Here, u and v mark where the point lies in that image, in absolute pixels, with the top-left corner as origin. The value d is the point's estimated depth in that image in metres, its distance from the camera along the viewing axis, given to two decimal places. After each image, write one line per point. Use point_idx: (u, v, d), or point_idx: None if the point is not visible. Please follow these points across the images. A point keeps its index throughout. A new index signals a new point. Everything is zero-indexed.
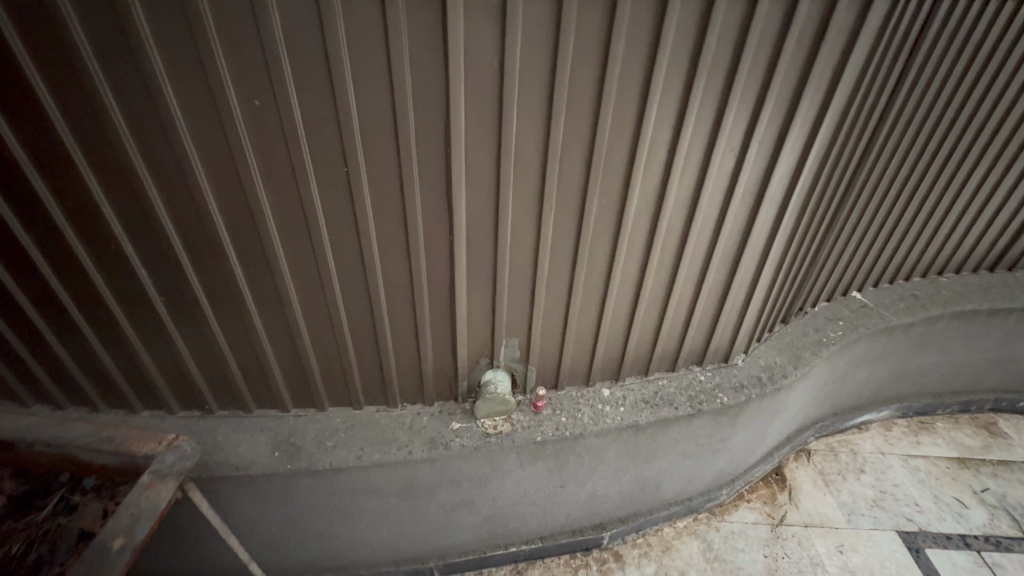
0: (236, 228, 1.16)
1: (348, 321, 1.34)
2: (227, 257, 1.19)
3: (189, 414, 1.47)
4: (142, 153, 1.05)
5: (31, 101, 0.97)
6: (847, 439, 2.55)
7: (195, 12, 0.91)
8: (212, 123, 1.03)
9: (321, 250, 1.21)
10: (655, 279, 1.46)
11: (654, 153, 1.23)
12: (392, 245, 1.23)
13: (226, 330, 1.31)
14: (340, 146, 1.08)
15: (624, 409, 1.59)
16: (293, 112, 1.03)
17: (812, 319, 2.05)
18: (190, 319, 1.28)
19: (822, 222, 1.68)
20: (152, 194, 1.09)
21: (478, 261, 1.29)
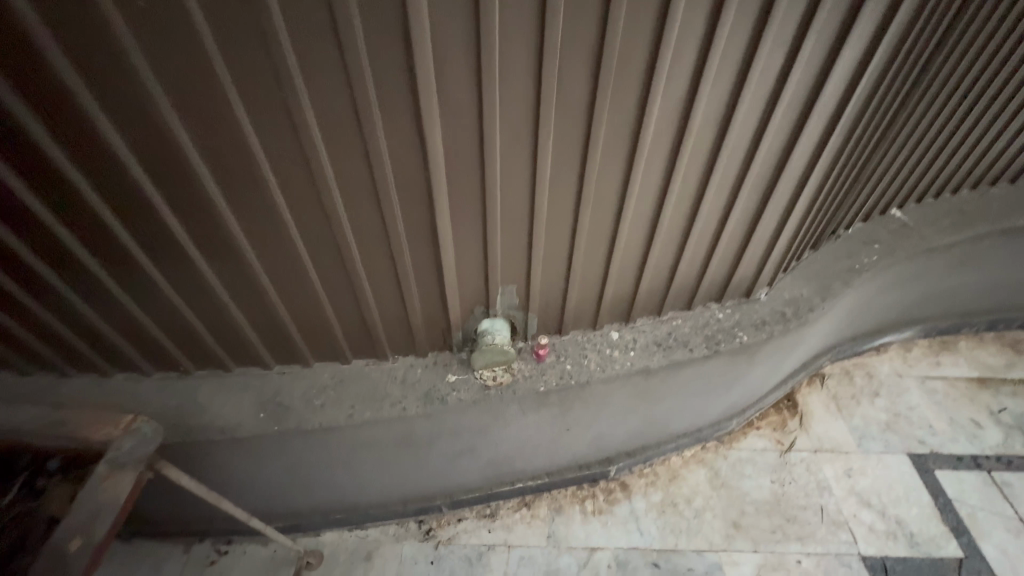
0: (162, 175, 0.95)
1: (320, 273, 1.17)
2: (154, 202, 0.98)
3: (166, 376, 1.35)
4: (26, 102, 0.82)
5: None
6: (864, 361, 2.47)
7: None
8: (79, 27, 0.75)
9: (269, 195, 1.00)
10: (674, 211, 1.25)
11: (682, 57, 0.96)
12: (356, 184, 1.02)
13: (177, 288, 1.14)
14: (269, 59, 0.82)
15: (634, 353, 1.46)
16: (192, 17, 0.76)
17: (845, 244, 1.84)
18: (130, 277, 1.10)
19: (875, 133, 1.41)
20: (39, 135, 0.87)
21: (463, 199, 1.08)
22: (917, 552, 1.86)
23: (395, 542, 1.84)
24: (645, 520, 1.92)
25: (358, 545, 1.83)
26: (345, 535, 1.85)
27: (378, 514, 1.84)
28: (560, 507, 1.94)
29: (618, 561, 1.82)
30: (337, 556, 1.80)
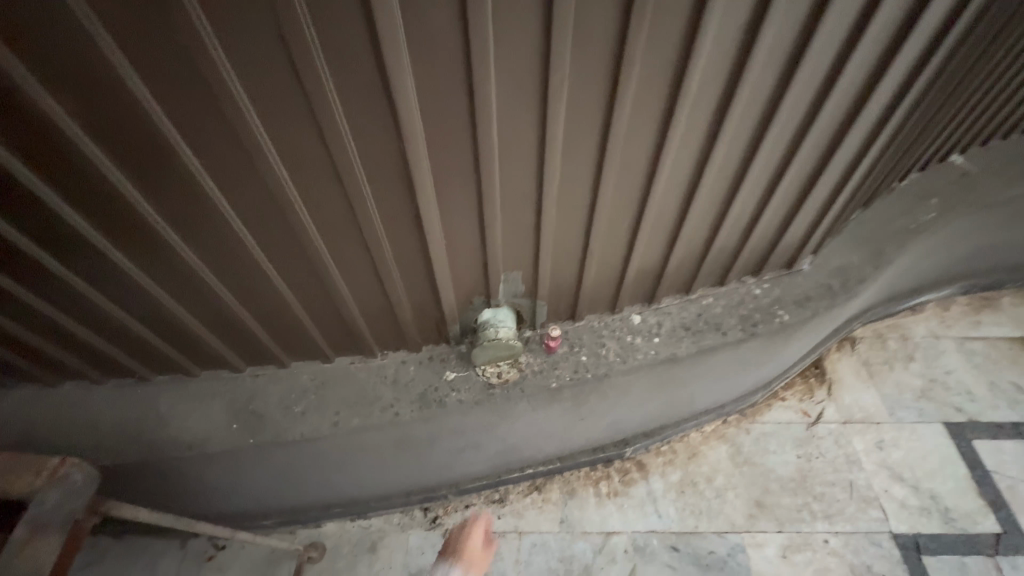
0: (45, 160, 0.74)
1: (275, 261, 0.97)
2: (27, 179, 0.76)
3: (121, 381, 1.20)
4: None
5: None
6: (898, 323, 2.28)
7: None
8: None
9: (197, 179, 0.80)
10: (716, 175, 1.02)
11: None
12: (307, 150, 0.79)
13: (95, 282, 0.94)
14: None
15: (658, 340, 1.27)
16: None
17: (898, 200, 1.60)
18: (34, 271, 0.90)
19: (964, 66, 1.14)
20: None
21: (449, 166, 0.86)
22: (952, 528, 1.76)
23: (400, 532, 1.75)
24: (663, 502, 1.82)
25: (361, 536, 1.74)
26: (347, 525, 1.76)
27: (381, 504, 1.74)
28: (573, 490, 1.84)
29: (636, 545, 1.73)
30: (340, 548, 1.72)
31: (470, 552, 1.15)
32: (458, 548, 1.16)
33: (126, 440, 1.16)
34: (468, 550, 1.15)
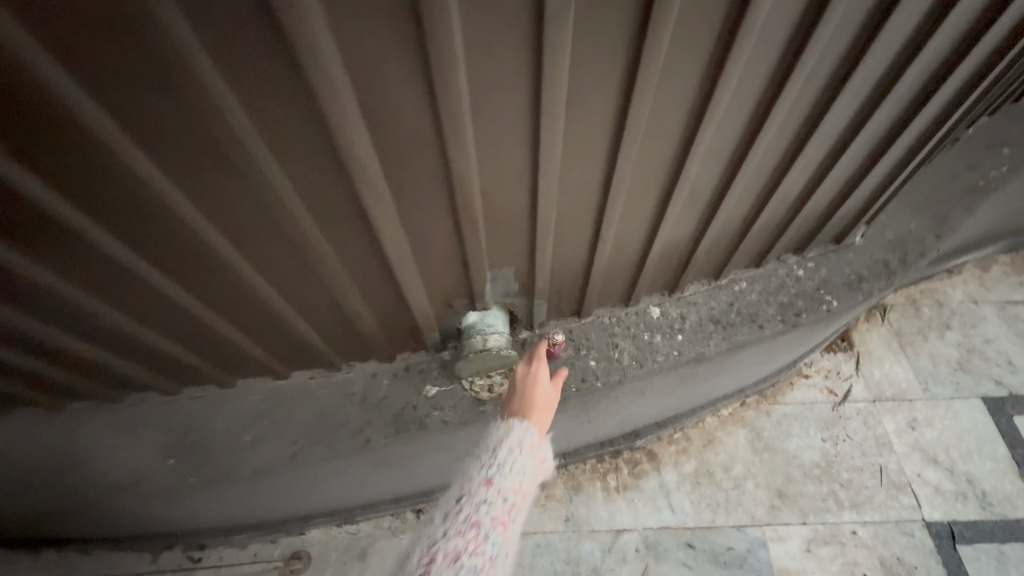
0: None
1: (173, 273, 0.70)
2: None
3: (34, 416, 0.93)
4: None
5: None
6: (932, 287, 2.07)
7: None
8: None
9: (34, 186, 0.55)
10: (769, 132, 0.77)
11: None
12: (178, 119, 0.53)
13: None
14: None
15: (681, 338, 1.05)
16: None
17: (964, 151, 1.33)
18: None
19: None
20: None
21: (398, 130, 0.60)
22: (989, 514, 1.63)
23: (391, 537, 1.61)
24: (677, 495, 1.67)
25: (349, 543, 1.59)
26: (333, 531, 1.61)
27: (369, 506, 1.59)
28: (578, 485, 1.68)
29: (648, 543, 1.59)
30: (327, 557, 1.57)
31: (540, 402, 0.88)
32: (525, 398, 0.88)
33: (46, 469, 0.99)
34: (538, 403, 0.88)
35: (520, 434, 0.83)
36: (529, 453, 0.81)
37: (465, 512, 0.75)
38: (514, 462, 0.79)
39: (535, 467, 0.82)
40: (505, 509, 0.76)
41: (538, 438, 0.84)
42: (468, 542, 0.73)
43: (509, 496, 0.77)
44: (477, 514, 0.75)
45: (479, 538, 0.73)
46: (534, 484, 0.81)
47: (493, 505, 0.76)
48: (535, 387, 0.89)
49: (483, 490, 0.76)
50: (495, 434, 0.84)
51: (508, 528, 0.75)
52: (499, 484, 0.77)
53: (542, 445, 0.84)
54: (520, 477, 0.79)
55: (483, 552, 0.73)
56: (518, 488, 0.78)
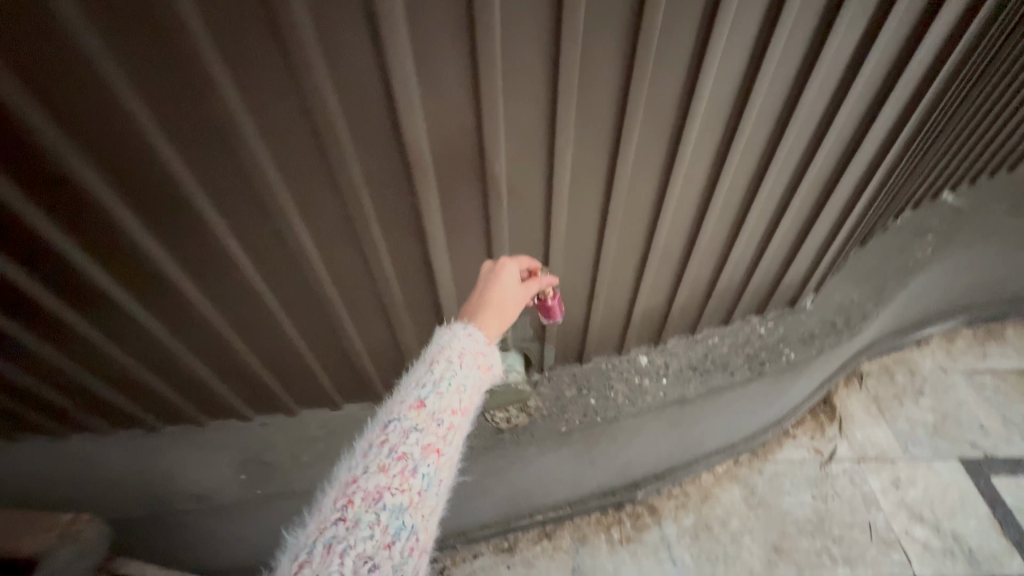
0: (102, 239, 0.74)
1: (288, 311, 0.95)
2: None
3: (129, 439, 1.15)
4: None
5: None
6: (903, 356, 2.27)
7: None
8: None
9: (231, 260, 0.83)
10: (715, 223, 1.05)
11: (733, 45, 0.74)
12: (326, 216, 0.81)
13: (58, 349, 0.88)
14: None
15: (666, 382, 1.28)
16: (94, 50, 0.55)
17: (896, 236, 1.62)
18: (28, 326, 0.83)
19: (942, 122, 1.18)
20: None
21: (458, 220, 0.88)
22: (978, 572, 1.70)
23: None
24: (677, 547, 1.76)
25: None
26: None
27: None
28: (584, 536, 1.78)
29: None
30: None
31: (497, 300, 0.77)
32: (481, 296, 0.77)
33: (128, 484, 1.18)
34: (495, 302, 0.76)
35: (467, 335, 0.70)
36: (476, 360, 0.69)
37: (391, 442, 0.60)
38: (456, 370, 0.66)
39: (482, 374, 0.69)
40: (441, 434, 0.62)
41: (486, 339, 0.72)
42: (394, 476, 0.58)
43: (448, 418, 0.63)
44: (406, 444, 0.60)
45: (408, 472, 0.59)
46: (478, 396, 0.68)
47: (426, 429, 0.62)
48: (495, 286, 0.78)
49: (415, 412, 0.62)
50: (432, 345, 0.70)
51: (444, 454, 0.62)
52: (434, 404, 0.63)
53: (490, 350, 0.72)
54: (463, 389, 0.66)
55: (414, 486, 0.58)
56: (457, 406, 0.65)
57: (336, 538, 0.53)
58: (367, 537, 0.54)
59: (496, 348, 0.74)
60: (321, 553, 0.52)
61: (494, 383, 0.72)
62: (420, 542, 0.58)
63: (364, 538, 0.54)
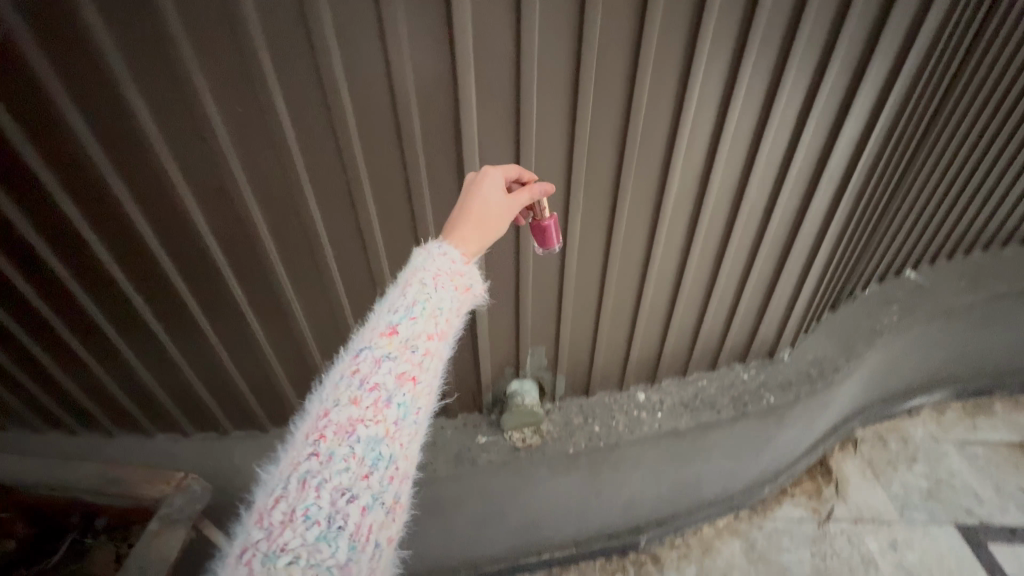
0: (241, 262, 1.06)
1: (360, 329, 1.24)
2: (165, 270, 1.04)
3: (205, 436, 1.43)
4: (143, 210, 0.94)
5: (25, 174, 0.86)
6: (897, 425, 2.37)
7: (171, 36, 0.74)
8: (19, 96, 0.77)
9: (330, 281, 1.13)
10: (693, 277, 1.33)
11: (694, 146, 1.05)
12: (403, 255, 1.12)
13: (175, 339, 1.17)
14: (322, 95, 0.85)
15: (661, 416, 1.48)
16: (289, 144, 0.89)
17: (864, 304, 1.85)
18: (166, 322, 1.13)
19: (877, 209, 1.46)
20: (148, 237, 0.97)
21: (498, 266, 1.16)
22: None
23: None
24: None
25: None
26: None
27: None
28: None
29: None
30: None
31: (475, 208, 0.81)
32: (461, 205, 0.82)
33: (204, 473, 1.46)
34: (473, 210, 0.81)
35: (442, 259, 0.73)
36: (451, 280, 0.72)
37: (363, 374, 0.64)
38: (431, 294, 0.70)
39: (461, 296, 0.73)
40: (414, 362, 0.66)
41: (462, 260, 0.75)
42: (366, 409, 0.62)
43: (420, 346, 0.66)
44: (378, 375, 0.64)
45: (381, 403, 0.63)
46: (456, 318, 0.72)
47: (397, 359, 0.65)
48: (475, 195, 0.82)
49: (386, 343, 0.66)
50: (407, 268, 0.73)
51: (419, 382, 0.66)
52: (406, 332, 0.66)
53: (467, 269, 0.75)
54: (437, 313, 0.69)
55: (388, 418, 0.63)
56: (430, 333, 0.68)
57: (313, 471, 0.59)
58: (343, 469, 0.59)
59: (472, 255, 0.77)
60: (300, 484, 0.58)
61: (476, 303, 0.76)
62: (397, 469, 0.63)
63: (339, 469, 0.59)
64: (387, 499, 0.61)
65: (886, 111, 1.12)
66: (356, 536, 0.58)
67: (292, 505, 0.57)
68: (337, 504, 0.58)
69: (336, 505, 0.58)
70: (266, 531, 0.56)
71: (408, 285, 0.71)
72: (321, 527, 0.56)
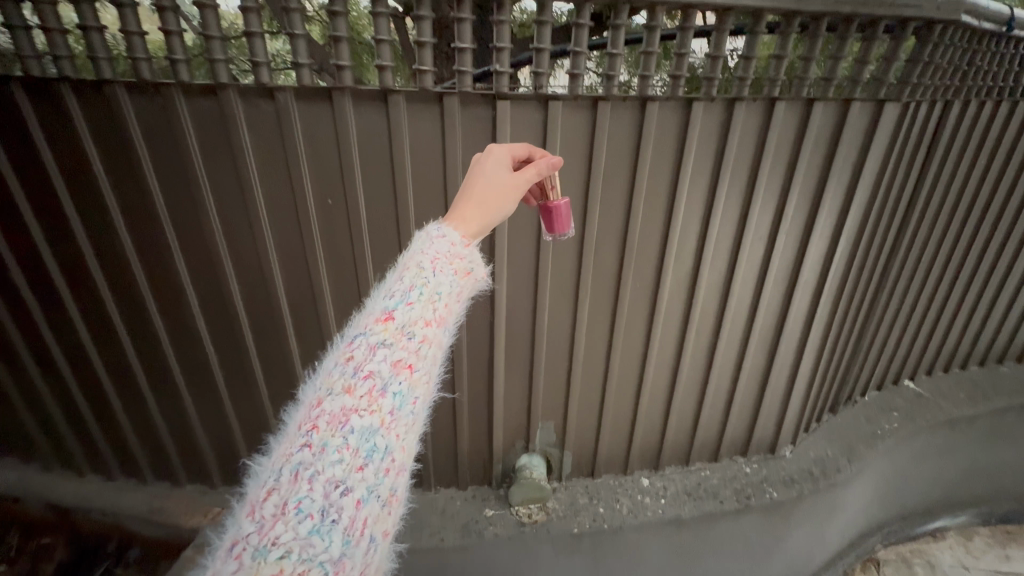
0: (302, 319, 1.26)
1: None
2: (240, 323, 1.24)
3: (230, 489, 1.50)
4: (235, 268, 1.18)
5: (157, 233, 1.13)
6: (923, 548, 2.25)
7: (292, 143, 1.04)
8: (177, 176, 1.07)
9: None
10: (690, 364, 1.47)
11: (684, 248, 1.27)
12: None
13: (230, 386, 1.34)
14: (393, 195, 1.11)
15: (665, 501, 1.51)
16: (360, 227, 1.14)
17: (865, 408, 1.91)
18: (226, 368, 1.32)
19: (859, 314, 1.62)
20: (234, 291, 1.20)
21: (515, 340, 1.33)
22: None
23: None
24: None
25: None
26: None
27: None
28: None
29: None
30: None
31: (476, 191, 0.83)
32: (464, 190, 0.84)
33: None
34: (474, 193, 0.83)
35: (441, 242, 0.75)
36: (450, 265, 0.73)
37: (357, 361, 0.63)
38: (430, 277, 0.71)
39: (461, 279, 0.74)
40: (410, 349, 0.65)
41: (461, 244, 0.76)
42: (361, 398, 0.61)
43: (416, 333, 0.66)
44: (372, 363, 0.63)
45: (377, 392, 0.62)
46: (456, 302, 0.72)
47: (393, 346, 0.65)
48: (476, 179, 0.85)
49: (382, 329, 0.65)
50: (406, 255, 0.75)
51: (417, 368, 0.65)
52: (402, 317, 0.67)
53: (468, 246, 0.77)
54: (434, 299, 0.69)
55: (383, 407, 0.61)
56: (427, 319, 0.68)
57: (306, 462, 0.58)
58: (337, 461, 0.58)
59: (471, 232, 0.79)
60: (292, 475, 0.57)
61: (477, 283, 0.78)
62: (394, 461, 0.61)
63: (333, 461, 0.58)
64: (382, 492, 0.60)
65: (842, 229, 1.36)
66: (350, 530, 0.56)
67: (284, 497, 0.56)
68: (330, 496, 0.56)
69: (329, 498, 0.56)
70: (258, 524, 0.55)
71: (405, 271, 0.72)
72: (315, 520, 0.55)
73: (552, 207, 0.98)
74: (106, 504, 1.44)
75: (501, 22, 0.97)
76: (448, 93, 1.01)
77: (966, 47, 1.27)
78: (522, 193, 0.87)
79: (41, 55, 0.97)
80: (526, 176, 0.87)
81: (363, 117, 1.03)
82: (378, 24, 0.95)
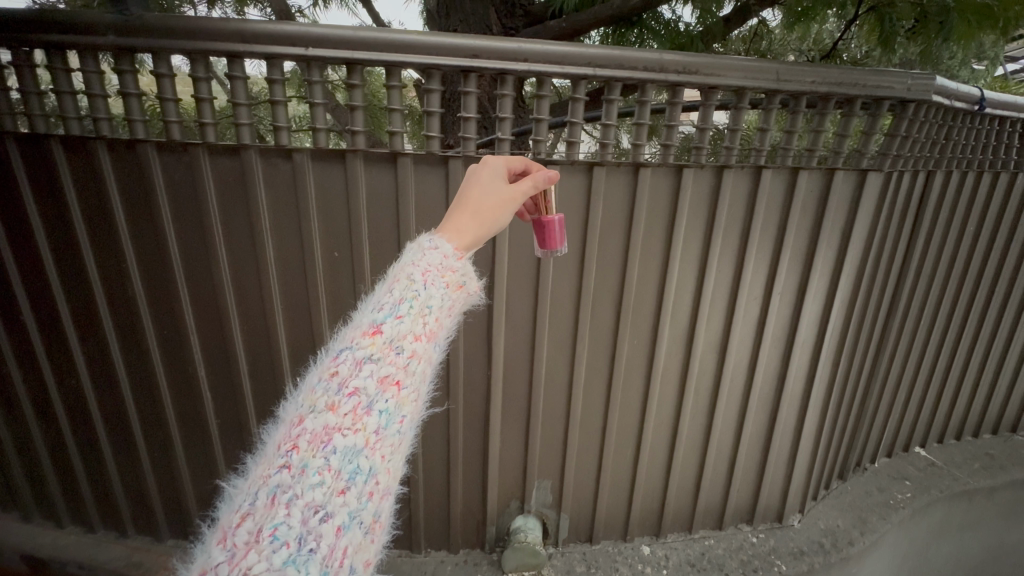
0: (300, 367, 1.26)
1: None
2: (239, 370, 1.25)
3: None
4: (239, 315, 1.20)
5: (167, 279, 1.17)
6: None
7: (305, 198, 1.10)
8: (193, 225, 1.13)
9: None
10: (690, 424, 1.44)
11: (680, 305, 1.29)
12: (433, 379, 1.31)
13: (222, 434, 1.32)
14: (397, 248, 1.16)
15: (667, 572, 1.42)
16: (364, 278, 1.18)
17: (875, 476, 1.84)
18: (220, 416, 1.31)
19: (861, 376, 1.60)
20: (235, 338, 1.22)
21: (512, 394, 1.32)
22: None
23: None
24: None
25: None
26: None
27: None
28: None
29: None
30: None
31: (473, 199, 0.85)
32: (461, 198, 0.86)
33: None
34: (471, 201, 0.85)
35: (434, 254, 0.75)
36: (442, 277, 0.73)
37: (342, 377, 0.63)
38: (421, 290, 0.71)
39: (453, 293, 0.74)
40: (398, 365, 0.65)
41: (453, 257, 0.76)
42: (344, 416, 0.61)
43: (404, 347, 0.66)
44: (357, 379, 0.63)
45: (361, 410, 0.62)
46: (446, 316, 0.73)
47: (380, 361, 0.64)
48: (474, 188, 0.87)
49: (369, 344, 0.65)
50: (397, 265, 0.75)
51: (405, 385, 0.65)
52: (391, 331, 0.66)
53: (459, 260, 0.76)
54: (425, 313, 0.70)
55: (368, 426, 0.61)
56: (416, 334, 0.68)
57: (284, 485, 0.57)
58: (317, 484, 0.57)
59: (466, 241, 0.80)
60: (269, 500, 0.56)
61: (468, 298, 0.78)
62: (377, 483, 0.61)
63: (313, 484, 0.57)
64: (364, 518, 0.60)
65: (837, 289, 1.38)
66: (329, 560, 0.55)
67: (258, 524, 0.55)
68: (309, 523, 0.55)
69: (308, 524, 0.55)
70: (229, 553, 0.54)
71: (395, 282, 0.71)
72: (291, 549, 0.54)
73: (546, 222, 1.00)
74: (85, 556, 1.39)
75: (505, 95, 1.06)
76: (453, 156, 1.08)
77: (941, 122, 1.36)
78: (520, 204, 0.90)
79: (82, 116, 1.07)
80: (524, 189, 0.89)
81: (372, 176, 1.10)
82: (391, 95, 1.04)
